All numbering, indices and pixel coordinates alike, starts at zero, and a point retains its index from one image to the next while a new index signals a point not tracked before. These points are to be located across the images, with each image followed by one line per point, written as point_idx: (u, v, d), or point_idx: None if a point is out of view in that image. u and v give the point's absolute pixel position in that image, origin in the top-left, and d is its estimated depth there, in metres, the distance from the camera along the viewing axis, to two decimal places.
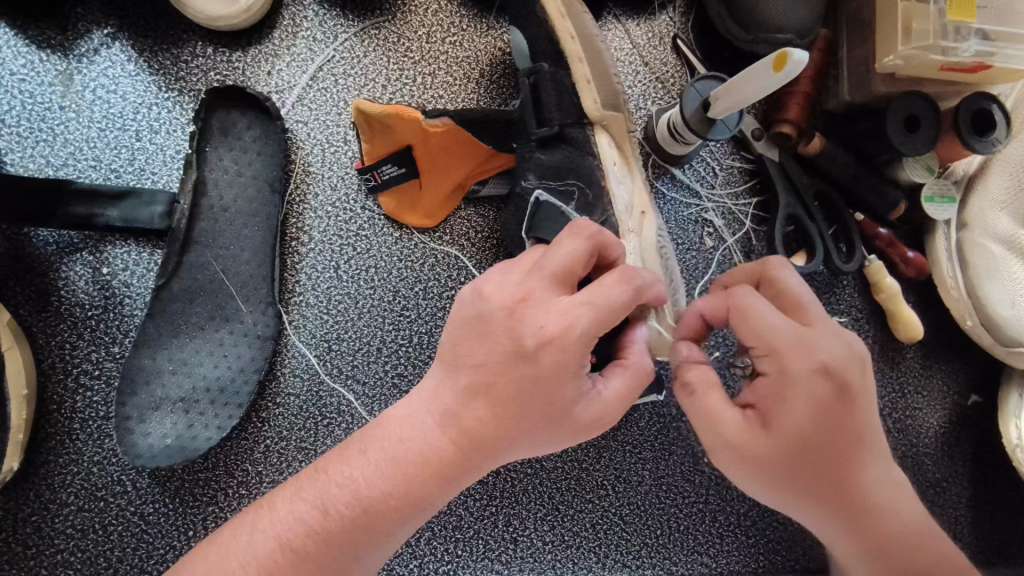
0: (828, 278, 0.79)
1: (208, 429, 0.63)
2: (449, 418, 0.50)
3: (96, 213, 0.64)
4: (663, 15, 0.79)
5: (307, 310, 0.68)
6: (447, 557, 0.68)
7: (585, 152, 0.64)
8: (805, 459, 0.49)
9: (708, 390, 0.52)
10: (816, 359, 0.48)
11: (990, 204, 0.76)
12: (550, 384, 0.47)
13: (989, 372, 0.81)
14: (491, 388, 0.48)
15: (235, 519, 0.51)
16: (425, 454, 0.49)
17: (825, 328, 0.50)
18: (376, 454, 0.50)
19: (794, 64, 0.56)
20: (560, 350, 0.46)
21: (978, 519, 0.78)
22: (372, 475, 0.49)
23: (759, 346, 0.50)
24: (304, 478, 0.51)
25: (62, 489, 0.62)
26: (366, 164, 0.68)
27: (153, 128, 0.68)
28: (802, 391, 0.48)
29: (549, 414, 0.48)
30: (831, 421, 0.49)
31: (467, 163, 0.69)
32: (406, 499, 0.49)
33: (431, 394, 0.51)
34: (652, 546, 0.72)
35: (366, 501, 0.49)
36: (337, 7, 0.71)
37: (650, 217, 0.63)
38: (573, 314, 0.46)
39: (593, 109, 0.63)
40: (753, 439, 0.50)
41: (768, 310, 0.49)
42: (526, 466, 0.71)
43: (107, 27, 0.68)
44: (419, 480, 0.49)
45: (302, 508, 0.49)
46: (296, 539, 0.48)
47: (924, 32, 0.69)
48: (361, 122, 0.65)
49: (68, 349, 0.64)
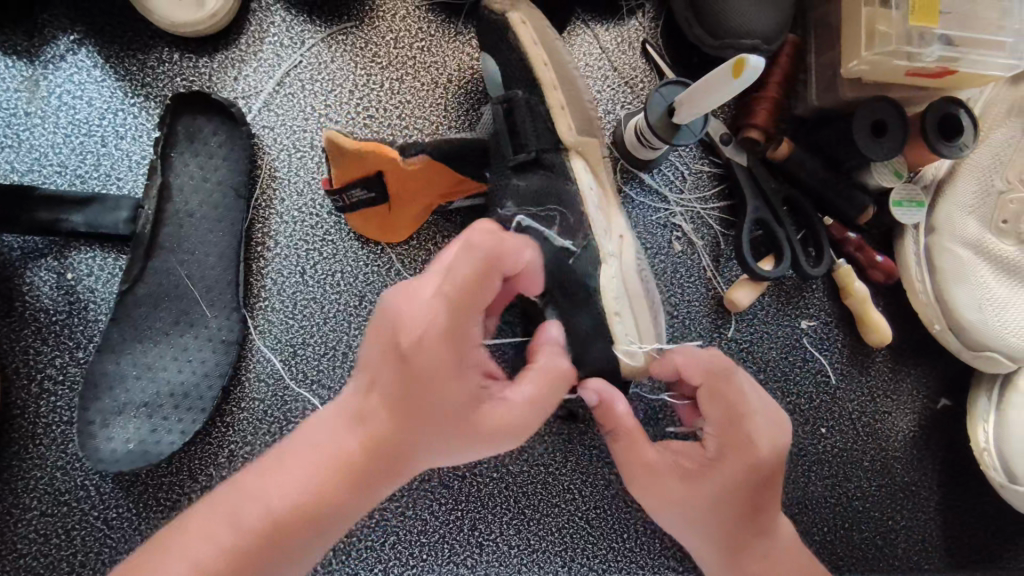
0: (797, 282, 0.79)
1: (170, 433, 0.63)
2: (358, 428, 0.47)
3: (60, 218, 0.64)
4: (632, 21, 0.79)
5: (272, 314, 0.68)
6: (412, 561, 0.69)
7: (562, 176, 0.61)
8: (720, 516, 0.57)
9: (643, 447, 0.59)
10: (756, 453, 0.56)
11: (957, 208, 0.76)
12: (441, 380, 0.46)
13: (961, 376, 0.81)
14: (388, 390, 0.47)
15: (142, 557, 0.46)
16: (340, 467, 0.47)
17: (766, 418, 0.58)
18: (283, 469, 0.47)
19: (752, 71, 0.57)
20: (436, 341, 0.46)
21: (948, 522, 0.79)
22: (283, 494, 0.46)
23: (735, 420, 0.57)
24: (209, 502, 0.47)
25: (26, 493, 0.63)
26: (335, 186, 0.65)
27: (119, 134, 0.68)
28: (723, 468, 0.56)
29: (453, 417, 0.47)
30: (725, 491, 0.56)
31: (440, 186, 0.68)
32: (328, 516, 0.46)
33: (338, 406, 0.49)
34: (619, 550, 0.72)
35: (279, 523, 0.45)
36: (305, 13, 0.72)
37: (627, 240, 0.62)
38: (434, 294, 0.46)
39: (569, 136, 0.61)
40: (704, 486, 0.56)
41: (748, 391, 0.59)
42: (492, 471, 0.71)
43: (74, 33, 0.68)
44: (338, 494, 0.46)
45: (211, 531, 0.45)
46: (206, 563, 0.44)
47: (886, 36, 0.69)
48: (331, 149, 0.63)
49: (32, 354, 0.65)
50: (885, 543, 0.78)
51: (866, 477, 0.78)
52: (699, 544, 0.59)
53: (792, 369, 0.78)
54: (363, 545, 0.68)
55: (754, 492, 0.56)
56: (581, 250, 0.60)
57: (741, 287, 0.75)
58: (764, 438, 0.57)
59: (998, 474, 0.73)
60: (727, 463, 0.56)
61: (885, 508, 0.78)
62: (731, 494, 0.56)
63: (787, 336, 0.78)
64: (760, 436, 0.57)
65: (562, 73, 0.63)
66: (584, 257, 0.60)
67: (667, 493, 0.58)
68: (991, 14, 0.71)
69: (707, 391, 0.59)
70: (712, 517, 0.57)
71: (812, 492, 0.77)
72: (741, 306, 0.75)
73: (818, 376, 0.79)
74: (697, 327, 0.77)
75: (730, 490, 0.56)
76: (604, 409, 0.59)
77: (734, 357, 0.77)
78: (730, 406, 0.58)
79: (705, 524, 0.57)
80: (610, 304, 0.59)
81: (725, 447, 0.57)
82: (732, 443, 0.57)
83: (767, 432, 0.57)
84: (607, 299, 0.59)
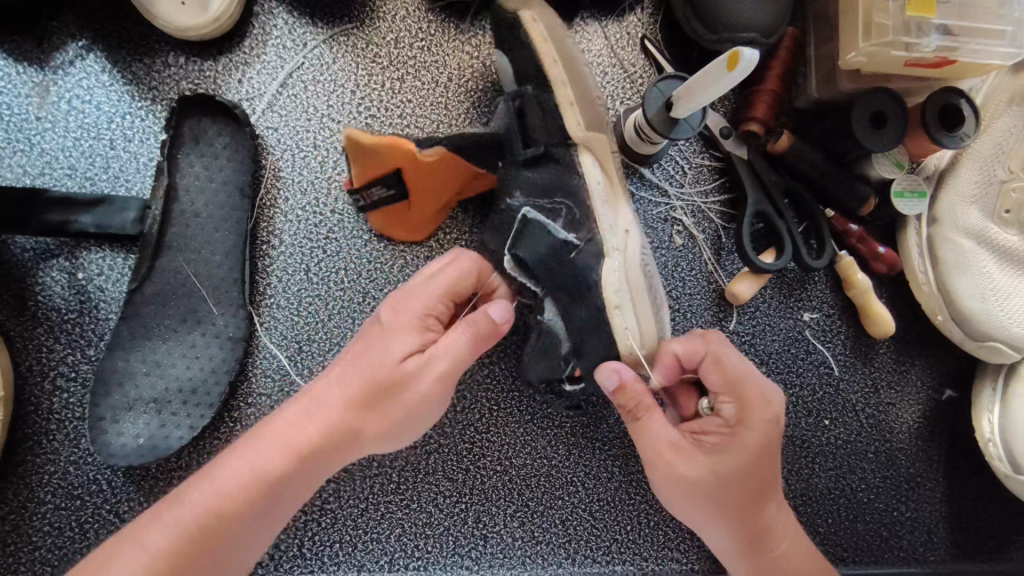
0: (799, 276, 0.79)
1: (179, 428, 0.65)
2: (315, 408, 0.56)
3: (70, 220, 0.65)
4: (631, 17, 0.79)
5: (278, 311, 0.70)
6: (417, 553, 0.70)
7: (570, 170, 0.60)
8: (742, 481, 0.56)
9: (662, 432, 0.57)
10: (772, 409, 0.57)
11: (961, 199, 0.76)
12: (391, 336, 0.57)
13: (966, 367, 0.81)
14: (350, 361, 0.57)
15: (99, 553, 0.51)
16: (301, 444, 0.54)
17: (772, 385, 0.59)
18: (250, 449, 0.54)
19: (747, 64, 0.57)
20: (401, 306, 0.59)
21: (953, 514, 0.78)
22: (246, 462, 0.53)
23: (752, 390, 0.57)
24: (187, 483, 0.54)
25: (40, 487, 0.64)
26: (356, 186, 0.67)
27: (127, 137, 0.70)
28: (753, 434, 0.56)
29: (399, 369, 0.56)
30: (755, 458, 0.56)
31: (456, 185, 0.69)
32: (274, 484, 0.53)
33: (301, 398, 0.57)
34: (622, 542, 0.73)
35: (250, 488, 0.53)
36: (306, 16, 0.73)
37: (633, 234, 0.60)
38: (401, 296, 0.60)
39: (575, 129, 0.60)
40: (733, 458, 0.56)
41: (746, 361, 0.60)
42: (497, 463, 0.72)
43: (82, 38, 0.70)
44: (291, 462, 0.54)
45: (198, 502, 0.52)
46: (193, 524, 0.51)
47: (883, 28, 0.69)
48: (351, 150, 0.64)
49: (44, 352, 0.67)
50: (890, 535, 0.78)
51: (871, 468, 0.78)
52: (719, 520, 0.58)
53: (794, 361, 0.78)
54: (368, 538, 0.69)
55: (774, 457, 0.57)
56: (584, 243, 0.59)
57: (742, 280, 0.75)
58: (779, 403, 0.58)
59: (1003, 464, 0.73)
60: (750, 424, 0.56)
61: (890, 499, 0.78)
62: (758, 456, 0.56)
63: (789, 329, 0.79)
64: (777, 403, 0.58)
65: (572, 69, 0.62)
66: (586, 251, 0.58)
67: (691, 468, 0.56)
68: (989, 4, 0.71)
69: (707, 368, 0.60)
70: (742, 483, 0.56)
71: (816, 484, 0.77)
72: (743, 298, 0.75)
73: (822, 368, 0.79)
74: (699, 320, 0.77)
75: (756, 454, 0.56)
76: (622, 394, 0.57)
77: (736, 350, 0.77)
78: (743, 376, 0.58)
79: (734, 496, 0.56)
80: (611, 298, 0.57)
81: (744, 410, 0.57)
82: (749, 404, 0.57)
83: (778, 396, 0.58)
84: (608, 292, 0.57)
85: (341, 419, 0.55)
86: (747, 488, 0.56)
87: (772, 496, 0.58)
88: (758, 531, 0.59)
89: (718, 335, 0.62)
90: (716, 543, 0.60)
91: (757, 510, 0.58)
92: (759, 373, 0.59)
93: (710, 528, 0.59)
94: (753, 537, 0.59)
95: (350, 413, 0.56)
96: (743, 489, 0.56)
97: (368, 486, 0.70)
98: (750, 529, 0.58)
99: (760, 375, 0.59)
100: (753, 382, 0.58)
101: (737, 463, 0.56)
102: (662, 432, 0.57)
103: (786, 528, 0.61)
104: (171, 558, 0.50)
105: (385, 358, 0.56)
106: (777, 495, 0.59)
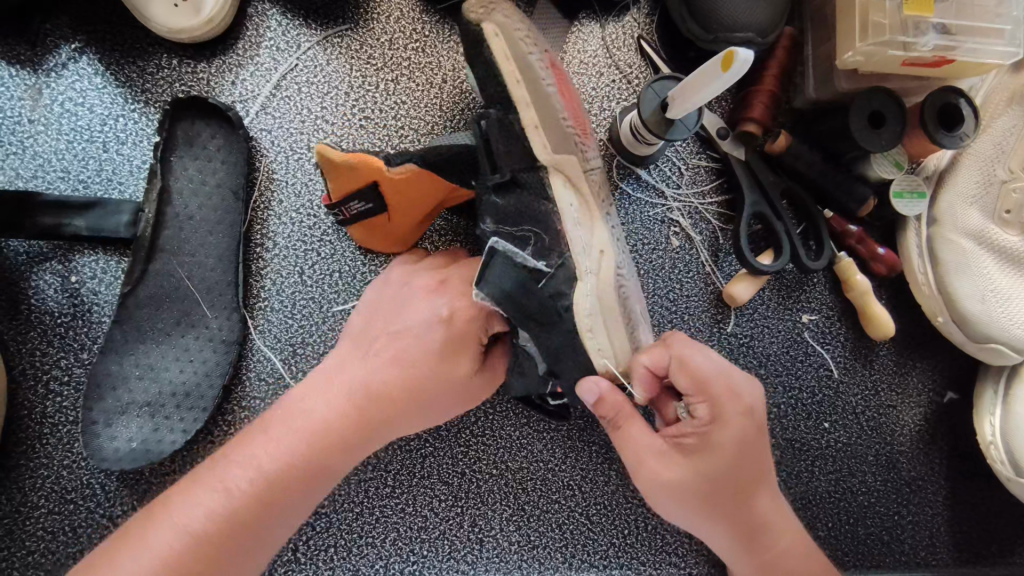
0: (798, 277, 0.79)
1: (173, 431, 0.65)
2: (356, 394, 0.57)
3: (63, 223, 0.65)
4: (627, 18, 0.79)
5: (272, 315, 0.69)
6: (413, 557, 0.69)
7: (540, 195, 0.57)
8: (725, 482, 0.56)
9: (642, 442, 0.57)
10: (743, 404, 0.55)
11: (961, 199, 0.75)
12: (453, 354, 0.59)
13: (967, 369, 0.80)
14: (403, 355, 0.58)
15: (134, 529, 0.51)
16: (343, 428, 0.55)
17: (743, 376, 0.57)
18: (284, 427, 0.55)
19: (739, 65, 0.56)
20: (464, 323, 0.59)
21: (955, 519, 0.78)
22: (285, 442, 0.54)
23: (721, 387, 0.55)
24: (219, 459, 0.54)
25: (33, 492, 0.64)
26: (335, 200, 0.64)
27: (120, 139, 0.70)
28: (727, 432, 0.55)
29: (459, 390, 0.60)
30: (734, 454, 0.55)
31: (432, 201, 0.66)
32: (314, 468, 0.54)
33: (335, 376, 0.58)
34: (620, 546, 0.72)
35: (289, 468, 0.53)
36: (300, 17, 0.73)
37: (606, 254, 0.58)
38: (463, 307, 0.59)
39: (544, 156, 0.55)
40: (711, 459, 0.55)
41: (714, 355, 0.57)
42: (492, 467, 0.71)
43: (75, 42, 0.70)
44: (330, 448, 0.55)
45: (237, 480, 0.52)
46: (232, 504, 0.51)
47: (881, 26, 0.69)
48: (325, 166, 0.61)
49: (37, 356, 0.66)
50: (891, 539, 0.77)
51: (871, 471, 0.78)
52: (715, 520, 0.58)
53: (793, 363, 0.78)
54: (363, 542, 0.69)
55: (754, 451, 0.56)
56: (554, 269, 0.56)
57: (740, 282, 0.75)
58: (751, 395, 0.56)
59: (1005, 467, 0.72)
60: (722, 423, 0.55)
61: (891, 503, 0.77)
62: (736, 453, 0.55)
63: (787, 331, 0.78)
64: (750, 396, 0.56)
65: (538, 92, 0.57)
66: (556, 276, 0.56)
67: (672, 474, 0.56)
68: (987, 3, 0.70)
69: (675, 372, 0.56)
70: (725, 483, 0.56)
71: (815, 487, 0.77)
72: (740, 300, 0.75)
73: (821, 371, 0.78)
74: (697, 323, 0.77)
75: (734, 452, 0.55)
76: (602, 407, 0.57)
77: (734, 352, 0.77)
78: (711, 375, 0.55)
79: (718, 495, 0.56)
80: (584, 323, 0.55)
81: (716, 410, 0.55)
82: (719, 403, 0.55)
83: (751, 388, 0.57)
84: (579, 317, 0.55)
85: (384, 412, 0.57)
86: (731, 486, 0.56)
87: (758, 490, 0.58)
88: (751, 523, 0.59)
89: (683, 334, 0.59)
90: (710, 537, 0.60)
91: (743, 505, 0.57)
92: (729, 366, 0.57)
93: (701, 528, 0.59)
94: (744, 529, 0.59)
95: (381, 408, 0.57)
96: (726, 488, 0.56)
97: (363, 490, 0.69)
98: (738, 524, 0.58)
99: (728, 368, 0.56)
100: (722, 377, 0.55)
101: (716, 463, 0.55)
102: (642, 443, 0.57)
103: (782, 518, 0.60)
104: (210, 537, 0.50)
105: (440, 364, 0.58)
106: (765, 487, 0.59)
